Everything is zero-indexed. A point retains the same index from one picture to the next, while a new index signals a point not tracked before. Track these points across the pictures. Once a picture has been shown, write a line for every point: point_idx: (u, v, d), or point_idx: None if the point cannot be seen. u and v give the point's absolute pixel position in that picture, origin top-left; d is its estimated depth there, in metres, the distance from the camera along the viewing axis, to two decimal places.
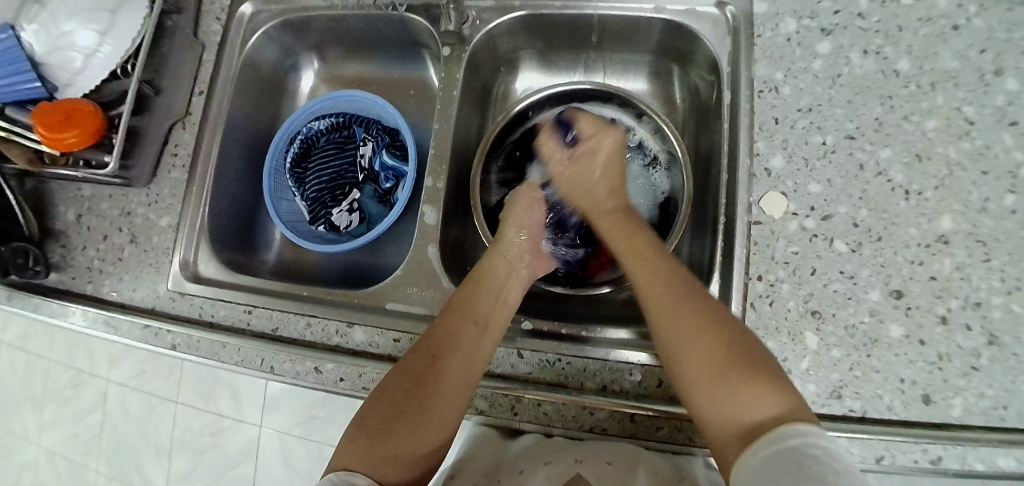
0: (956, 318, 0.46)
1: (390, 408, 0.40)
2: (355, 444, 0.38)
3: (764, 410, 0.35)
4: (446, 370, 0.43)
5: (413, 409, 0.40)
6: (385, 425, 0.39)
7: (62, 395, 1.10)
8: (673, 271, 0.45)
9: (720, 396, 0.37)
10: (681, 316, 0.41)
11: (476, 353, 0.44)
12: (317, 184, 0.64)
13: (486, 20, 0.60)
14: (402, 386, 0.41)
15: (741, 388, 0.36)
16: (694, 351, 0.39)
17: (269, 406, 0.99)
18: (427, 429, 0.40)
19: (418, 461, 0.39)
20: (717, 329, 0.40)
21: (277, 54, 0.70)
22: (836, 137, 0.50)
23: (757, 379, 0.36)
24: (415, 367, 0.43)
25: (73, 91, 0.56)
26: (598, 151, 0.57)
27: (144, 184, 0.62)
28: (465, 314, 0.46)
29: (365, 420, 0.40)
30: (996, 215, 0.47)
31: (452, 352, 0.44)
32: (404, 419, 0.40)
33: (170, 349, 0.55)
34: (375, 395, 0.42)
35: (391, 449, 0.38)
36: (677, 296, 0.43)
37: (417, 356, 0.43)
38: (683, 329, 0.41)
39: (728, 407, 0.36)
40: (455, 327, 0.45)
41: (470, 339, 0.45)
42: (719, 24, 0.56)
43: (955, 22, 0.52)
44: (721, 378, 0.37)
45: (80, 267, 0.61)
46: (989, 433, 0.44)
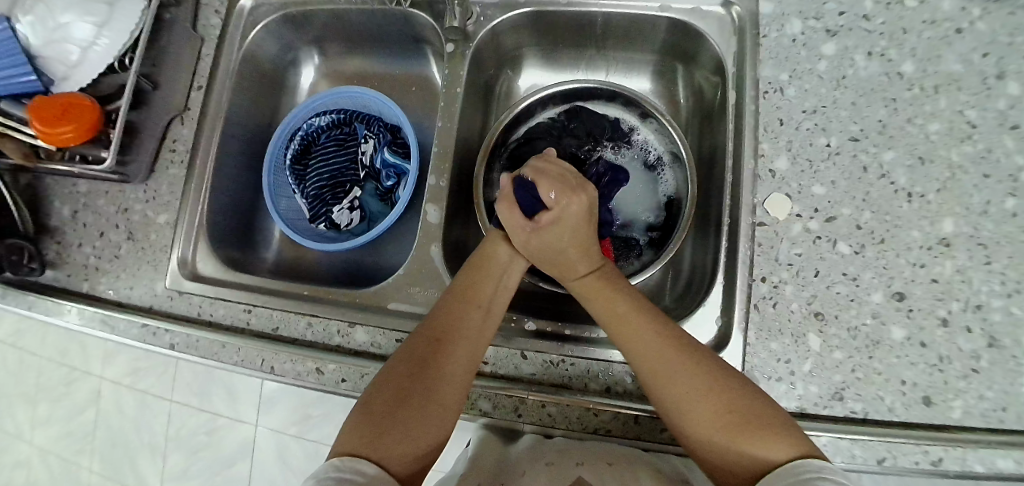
0: (957, 320, 0.46)
1: (396, 392, 0.39)
2: (358, 432, 0.37)
3: (773, 454, 0.35)
4: (450, 355, 0.42)
5: (417, 397, 0.39)
6: (393, 408, 0.38)
7: (53, 393, 1.09)
8: (659, 327, 0.42)
9: (724, 444, 0.37)
10: (677, 375, 0.39)
11: (479, 339, 0.44)
12: (316, 182, 0.63)
13: (490, 17, 0.59)
14: (405, 372, 0.40)
15: (748, 441, 0.36)
16: (691, 416, 0.38)
17: (264, 404, 0.98)
18: (432, 415, 0.39)
19: (425, 445, 0.38)
20: (712, 393, 0.38)
21: (277, 48, 0.69)
22: (840, 139, 0.50)
23: (761, 427, 0.36)
24: (418, 352, 0.42)
25: (70, 85, 0.55)
26: (569, 216, 0.45)
27: (141, 181, 0.61)
28: (469, 298, 0.46)
29: (367, 408, 0.39)
30: (996, 218, 0.47)
31: (456, 337, 0.43)
32: (409, 402, 0.39)
33: (168, 349, 0.54)
34: (378, 380, 0.41)
35: (400, 431, 0.37)
36: (674, 363, 0.40)
37: (420, 341, 0.43)
38: (682, 394, 0.38)
39: (734, 454, 0.36)
40: (458, 311, 0.45)
41: (473, 325, 0.44)
42: (724, 25, 0.56)
43: (959, 25, 0.52)
44: (722, 432, 0.37)
45: (75, 265, 0.60)
46: (988, 435, 0.44)
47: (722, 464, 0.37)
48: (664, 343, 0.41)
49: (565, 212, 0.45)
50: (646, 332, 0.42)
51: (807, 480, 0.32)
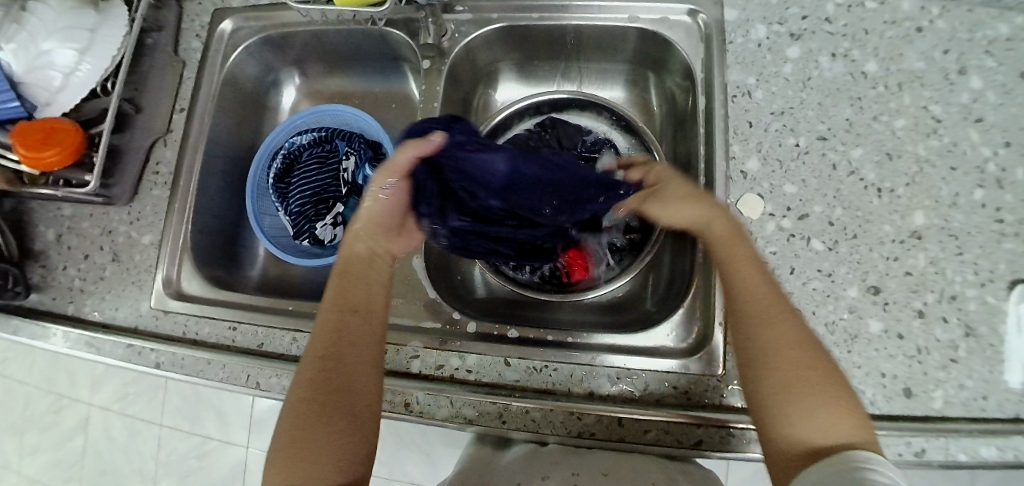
0: (932, 311, 0.47)
1: (300, 421, 0.39)
2: (280, 469, 0.38)
3: (840, 433, 0.35)
4: (342, 367, 0.41)
5: (319, 419, 0.39)
6: (299, 439, 0.38)
7: (41, 422, 1.08)
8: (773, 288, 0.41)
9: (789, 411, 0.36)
10: (778, 330, 0.39)
11: (366, 341, 0.43)
12: (299, 199, 0.63)
13: (465, 32, 0.60)
14: (300, 399, 0.40)
15: (812, 410, 0.36)
16: (783, 370, 0.37)
17: (256, 426, 0.97)
18: (342, 426, 0.39)
19: (344, 461, 0.38)
20: (808, 350, 0.38)
21: (258, 69, 0.70)
22: (808, 138, 0.52)
23: (833, 393, 0.36)
24: (308, 378, 0.40)
25: (52, 110, 0.56)
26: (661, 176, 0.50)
27: (126, 202, 0.61)
28: (343, 308, 0.44)
29: (280, 443, 0.39)
30: (966, 209, 0.49)
31: (340, 349, 0.42)
32: (315, 425, 0.39)
33: (155, 368, 0.54)
34: (281, 416, 0.40)
35: (315, 456, 0.38)
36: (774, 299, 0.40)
37: (310, 363, 0.41)
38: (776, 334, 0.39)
39: (798, 423, 0.36)
40: (336, 323, 0.43)
41: (354, 330, 0.43)
42: (692, 33, 0.57)
43: (920, 25, 0.53)
44: (806, 391, 0.36)
45: (60, 287, 0.60)
46: (970, 423, 0.45)
47: (780, 431, 0.36)
48: (772, 299, 0.40)
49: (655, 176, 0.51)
50: (755, 271, 0.42)
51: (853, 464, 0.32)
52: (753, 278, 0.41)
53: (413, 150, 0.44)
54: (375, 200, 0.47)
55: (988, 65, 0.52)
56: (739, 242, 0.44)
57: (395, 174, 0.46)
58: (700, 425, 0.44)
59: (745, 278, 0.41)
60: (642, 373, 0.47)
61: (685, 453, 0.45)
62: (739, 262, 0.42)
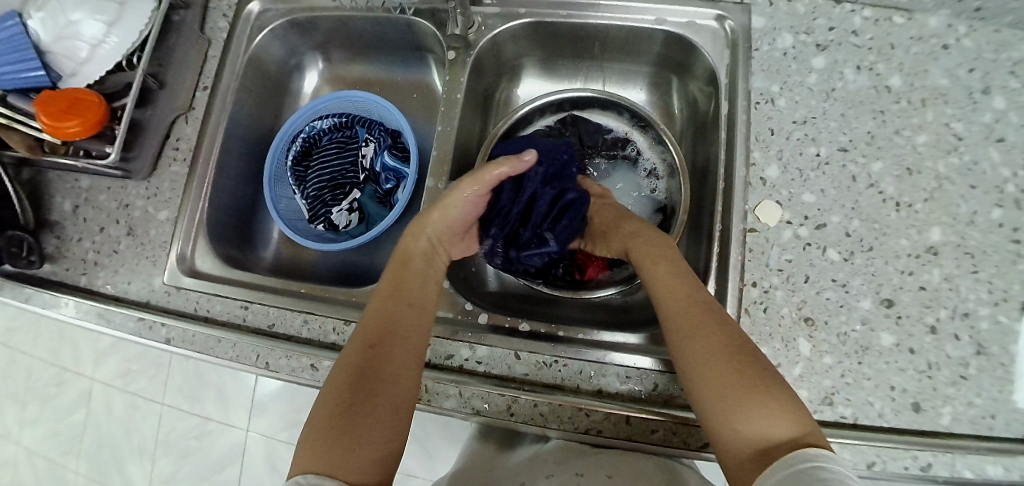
0: (945, 328, 0.47)
1: (341, 404, 0.38)
2: (313, 446, 0.36)
3: (777, 427, 0.34)
4: (390, 354, 0.41)
5: (362, 401, 0.38)
6: (340, 420, 0.37)
7: (43, 393, 1.08)
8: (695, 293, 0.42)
9: (725, 415, 0.36)
10: (696, 337, 0.39)
11: (418, 334, 0.44)
12: (316, 183, 0.64)
13: (491, 26, 0.61)
14: (343, 381, 0.39)
15: (748, 410, 0.35)
16: (710, 373, 0.37)
17: (256, 409, 0.98)
18: (383, 412, 0.38)
19: (383, 449, 0.37)
20: (731, 349, 0.38)
21: (283, 53, 0.70)
22: (830, 148, 0.52)
23: (762, 391, 0.36)
24: (353, 365, 0.40)
25: (77, 81, 0.56)
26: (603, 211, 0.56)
27: (144, 177, 0.61)
28: (398, 299, 0.45)
29: (317, 423, 0.38)
30: (983, 228, 0.49)
31: (391, 337, 0.43)
32: (357, 408, 0.38)
33: (164, 343, 0.55)
34: (319, 402, 0.39)
35: (353, 440, 0.36)
36: (690, 307, 0.41)
37: (356, 349, 0.41)
38: (697, 339, 0.39)
39: (740, 425, 0.35)
40: (388, 312, 0.44)
41: (408, 321, 0.44)
42: (718, 37, 0.58)
43: (946, 42, 0.53)
44: (735, 392, 0.36)
45: (74, 259, 0.60)
46: (978, 441, 0.44)
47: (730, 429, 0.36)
48: (696, 305, 0.41)
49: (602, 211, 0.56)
50: (676, 282, 0.43)
51: (803, 470, 0.30)
52: (672, 289, 0.43)
53: (507, 168, 0.52)
54: (453, 207, 0.52)
55: (1012, 85, 0.51)
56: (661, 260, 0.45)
57: (479, 186, 0.52)
58: None
59: (666, 293, 0.43)
60: (653, 373, 0.47)
61: (691, 456, 0.45)
62: (664, 278, 0.44)
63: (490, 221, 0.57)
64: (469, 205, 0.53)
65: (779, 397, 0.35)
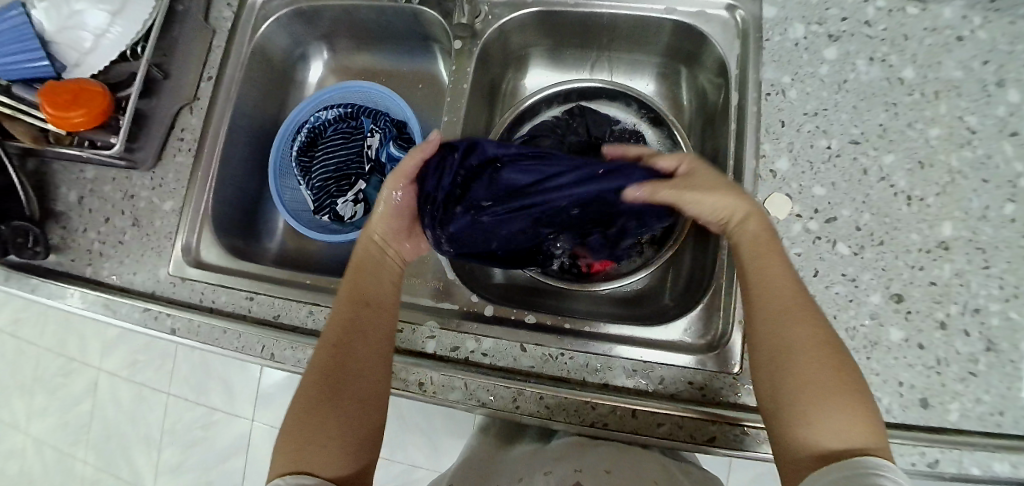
0: (955, 324, 0.46)
1: (309, 406, 0.39)
2: (287, 448, 0.37)
3: (852, 436, 0.33)
4: (352, 352, 0.42)
5: (332, 400, 0.39)
6: (310, 421, 0.38)
7: (51, 383, 1.09)
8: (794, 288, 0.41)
9: (812, 410, 0.35)
10: (801, 329, 0.38)
11: (379, 330, 0.44)
12: (321, 174, 0.63)
13: (498, 15, 0.60)
14: (312, 383, 0.40)
15: (827, 410, 0.34)
16: (799, 367, 0.37)
17: (261, 400, 0.98)
18: (353, 409, 0.40)
19: (354, 442, 0.39)
20: (829, 351, 0.37)
21: (288, 43, 0.70)
22: (841, 141, 0.51)
23: (847, 398, 0.35)
24: (320, 367, 0.41)
25: (81, 71, 0.56)
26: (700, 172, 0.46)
27: (148, 168, 0.61)
28: (357, 298, 0.45)
29: (290, 425, 0.39)
30: (995, 223, 0.48)
31: (353, 336, 0.43)
32: (325, 409, 0.39)
33: (169, 333, 0.54)
34: (292, 405, 0.40)
35: (321, 439, 0.37)
36: (793, 301, 0.39)
37: (323, 351, 0.42)
38: (796, 334, 0.38)
39: (812, 424, 0.34)
40: (349, 312, 0.44)
41: (367, 320, 0.44)
42: (728, 27, 0.57)
43: (960, 33, 0.52)
44: (818, 391, 0.35)
45: (80, 249, 0.60)
46: (986, 438, 0.44)
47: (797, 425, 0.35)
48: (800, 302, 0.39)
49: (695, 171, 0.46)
50: (780, 274, 0.41)
51: (863, 474, 0.30)
52: (772, 279, 0.41)
53: (420, 153, 0.50)
54: (386, 205, 0.50)
55: None
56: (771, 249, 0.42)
57: (404, 178, 0.50)
58: (716, 422, 0.44)
59: (767, 279, 0.41)
60: (659, 366, 0.47)
61: (697, 450, 0.45)
62: (766, 266, 0.41)
63: (423, 210, 0.50)
64: (403, 200, 0.51)
65: (860, 410, 0.34)
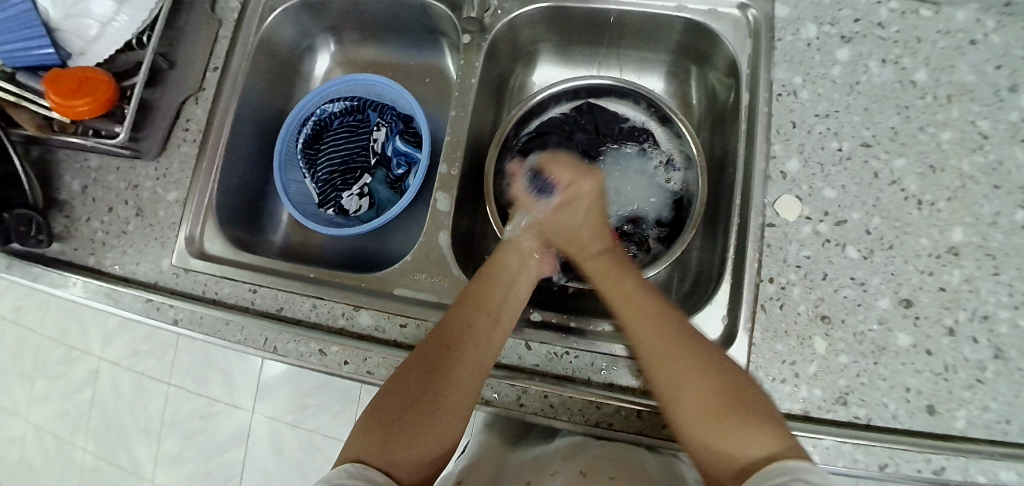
0: (963, 330, 0.46)
1: (400, 402, 0.39)
2: (368, 434, 0.38)
3: (755, 449, 0.34)
4: (460, 359, 0.42)
5: (427, 400, 0.40)
6: (401, 413, 0.39)
7: (52, 371, 1.09)
8: (665, 315, 0.44)
9: (710, 435, 0.37)
10: (675, 360, 0.41)
11: (487, 347, 0.44)
12: (327, 167, 0.63)
13: (508, 10, 0.59)
14: (413, 376, 0.41)
15: (726, 435, 0.36)
16: (685, 399, 0.39)
17: (262, 392, 0.98)
18: (444, 418, 0.40)
19: (433, 453, 0.38)
20: (708, 372, 0.39)
21: (295, 34, 0.69)
22: (852, 143, 0.51)
23: (738, 416, 0.36)
24: (426, 361, 0.42)
25: (86, 60, 0.56)
26: (579, 195, 0.55)
27: (152, 157, 0.61)
28: (479, 307, 0.46)
29: (378, 409, 0.40)
30: (1006, 229, 0.47)
31: (464, 342, 0.43)
32: (415, 411, 0.39)
33: (172, 324, 0.54)
34: (385, 389, 0.41)
35: (404, 441, 0.37)
36: (658, 324, 0.43)
37: (430, 349, 0.43)
38: (669, 367, 0.40)
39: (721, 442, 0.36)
40: (467, 318, 0.45)
41: (481, 333, 0.44)
42: (740, 26, 0.56)
43: (974, 37, 0.52)
44: (712, 421, 0.37)
45: (82, 239, 0.60)
46: (992, 446, 0.44)
47: (707, 455, 0.37)
48: (668, 331, 0.42)
49: (576, 195, 0.55)
50: (642, 297, 0.46)
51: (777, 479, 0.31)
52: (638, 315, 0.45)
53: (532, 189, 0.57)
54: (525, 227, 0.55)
55: None
56: (628, 277, 0.49)
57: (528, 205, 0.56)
58: None
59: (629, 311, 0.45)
60: None
61: None
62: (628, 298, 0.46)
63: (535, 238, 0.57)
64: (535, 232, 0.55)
65: (751, 422, 0.36)
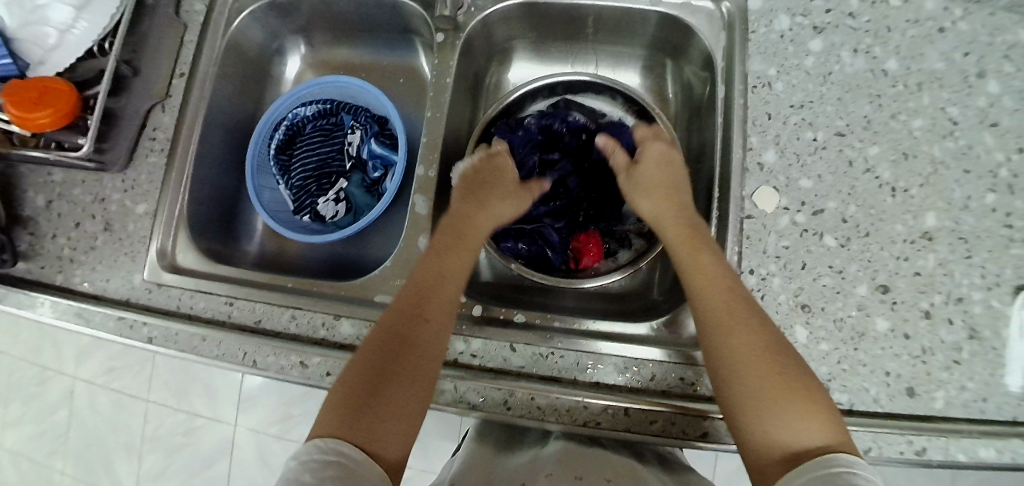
0: (939, 313, 0.47)
1: (369, 378, 0.39)
2: (337, 414, 0.38)
3: (811, 435, 0.35)
4: (421, 327, 0.42)
5: (394, 373, 0.40)
6: (370, 390, 0.39)
7: (25, 391, 1.06)
8: (734, 288, 0.43)
9: (766, 413, 0.37)
10: (745, 336, 0.40)
11: (445, 310, 0.44)
12: (302, 172, 0.62)
13: (481, 7, 0.59)
14: (378, 351, 0.41)
15: (783, 414, 0.36)
16: (745, 375, 0.39)
17: (245, 403, 0.96)
18: (412, 389, 0.40)
19: (406, 426, 0.38)
20: (771, 356, 0.39)
21: (262, 37, 0.68)
22: (826, 133, 0.51)
23: (799, 398, 0.37)
24: (388, 334, 0.42)
25: (46, 70, 0.53)
26: (655, 160, 0.54)
27: (119, 169, 0.59)
28: (435, 274, 0.46)
29: (346, 389, 0.39)
30: (977, 213, 0.48)
31: (423, 308, 0.43)
32: (383, 386, 0.39)
33: (146, 342, 0.52)
34: (351, 366, 0.41)
35: (374, 419, 0.37)
36: (722, 297, 0.42)
37: (392, 320, 0.43)
38: (735, 335, 0.40)
39: (771, 425, 0.36)
40: (425, 285, 0.45)
41: (439, 297, 0.44)
42: (714, 20, 0.57)
43: (942, 25, 0.53)
44: (769, 403, 0.37)
45: (49, 256, 0.58)
46: (970, 425, 0.44)
47: (756, 428, 0.37)
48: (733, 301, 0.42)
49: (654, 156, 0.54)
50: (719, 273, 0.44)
51: (834, 475, 0.32)
52: (712, 290, 0.43)
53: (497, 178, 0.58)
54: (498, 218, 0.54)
55: (1006, 69, 0.51)
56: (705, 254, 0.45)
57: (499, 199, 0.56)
58: (707, 417, 0.44)
59: (703, 278, 0.44)
60: (650, 362, 0.46)
61: (690, 446, 0.44)
62: (702, 265, 0.44)
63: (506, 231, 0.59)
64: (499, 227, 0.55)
65: (813, 408, 0.36)
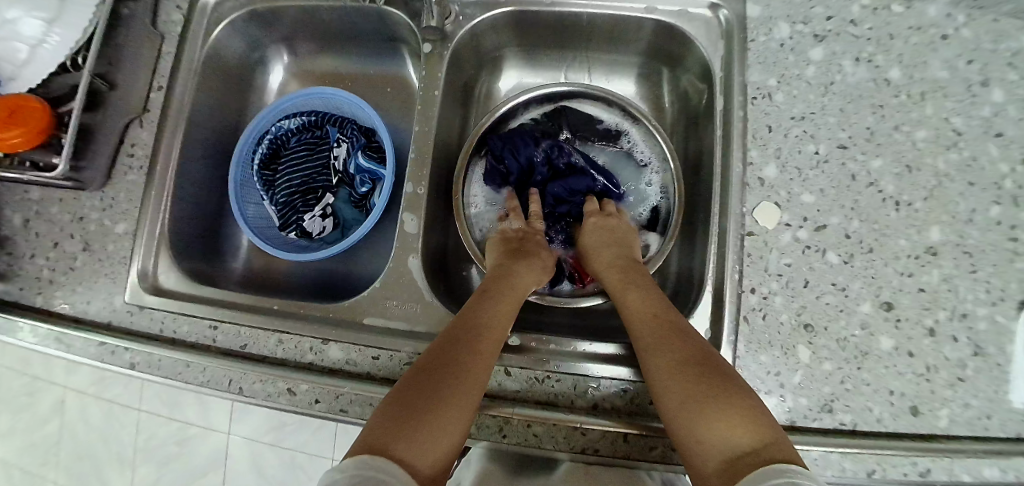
0: (944, 330, 0.45)
1: (415, 397, 0.37)
2: (383, 427, 0.35)
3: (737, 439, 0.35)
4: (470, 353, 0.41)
5: (443, 395, 0.38)
6: (416, 409, 0.36)
7: (14, 403, 1.03)
8: (664, 311, 0.45)
9: (694, 420, 0.37)
10: (669, 349, 0.41)
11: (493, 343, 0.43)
12: (286, 188, 0.60)
13: (470, 16, 0.57)
14: (426, 372, 0.39)
15: (710, 418, 0.36)
16: (671, 386, 0.39)
17: (237, 413, 0.95)
18: (456, 412, 0.38)
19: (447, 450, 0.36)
20: (698, 366, 0.40)
21: (245, 46, 0.65)
22: (828, 146, 0.50)
23: (727, 402, 0.37)
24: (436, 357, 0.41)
25: (17, 85, 0.51)
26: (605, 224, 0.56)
27: (97, 187, 0.57)
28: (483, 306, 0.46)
29: (389, 407, 0.37)
30: (982, 226, 0.47)
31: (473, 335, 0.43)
32: (433, 407, 0.37)
33: (129, 369, 0.51)
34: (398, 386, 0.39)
35: (421, 435, 0.35)
36: (647, 323, 0.44)
37: (439, 344, 0.42)
38: (658, 356, 0.42)
39: (700, 432, 0.36)
40: (475, 315, 0.45)
41: (487, 328, 0.44)
42: (711, 28, 0.55)
43: (945, 32, 0.51)
44: (699, 409, 0.37)
45: (27, 278, 0.56)
46: (976, 444, 0.43)
47: (689, 438, 0.37)
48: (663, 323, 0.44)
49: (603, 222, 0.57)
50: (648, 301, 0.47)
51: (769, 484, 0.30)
52: (638, 318, 0.45)
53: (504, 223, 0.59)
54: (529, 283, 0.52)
55: (1011, 77, 0.49)
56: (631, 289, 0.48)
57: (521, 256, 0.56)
58: None
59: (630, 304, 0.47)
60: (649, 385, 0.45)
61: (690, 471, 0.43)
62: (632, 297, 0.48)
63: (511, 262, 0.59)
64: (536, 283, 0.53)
65: (743, 412, 0.36)
